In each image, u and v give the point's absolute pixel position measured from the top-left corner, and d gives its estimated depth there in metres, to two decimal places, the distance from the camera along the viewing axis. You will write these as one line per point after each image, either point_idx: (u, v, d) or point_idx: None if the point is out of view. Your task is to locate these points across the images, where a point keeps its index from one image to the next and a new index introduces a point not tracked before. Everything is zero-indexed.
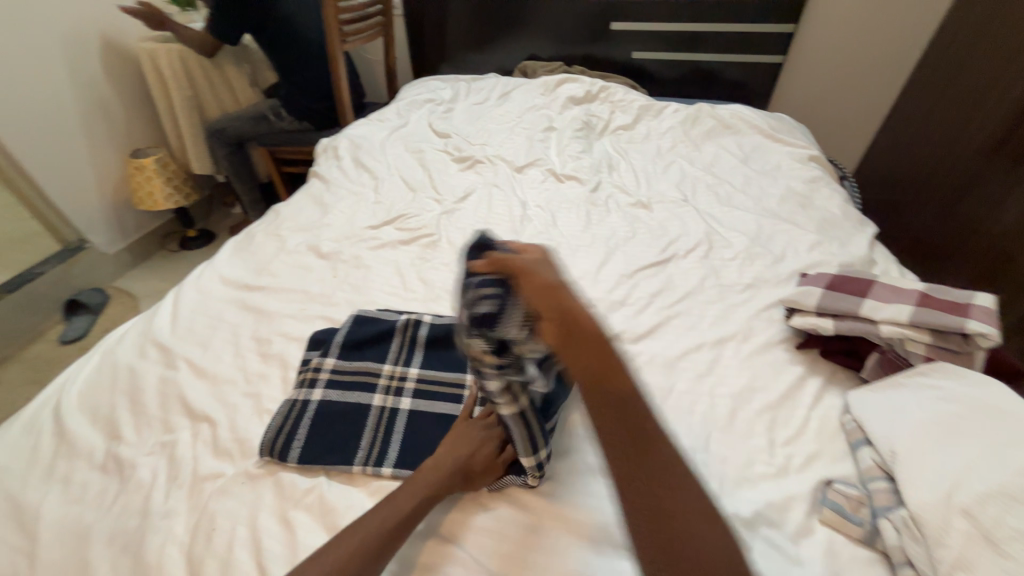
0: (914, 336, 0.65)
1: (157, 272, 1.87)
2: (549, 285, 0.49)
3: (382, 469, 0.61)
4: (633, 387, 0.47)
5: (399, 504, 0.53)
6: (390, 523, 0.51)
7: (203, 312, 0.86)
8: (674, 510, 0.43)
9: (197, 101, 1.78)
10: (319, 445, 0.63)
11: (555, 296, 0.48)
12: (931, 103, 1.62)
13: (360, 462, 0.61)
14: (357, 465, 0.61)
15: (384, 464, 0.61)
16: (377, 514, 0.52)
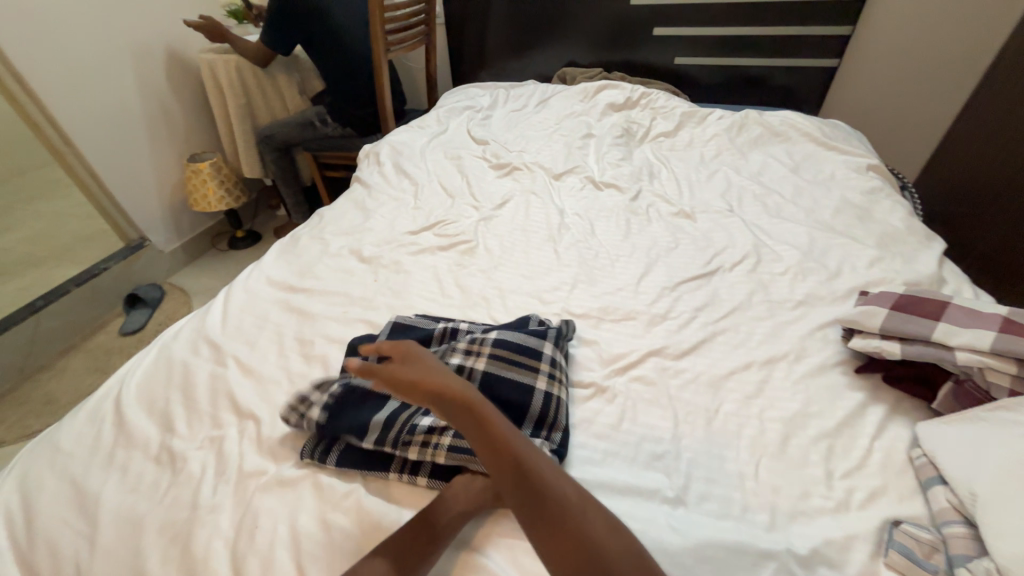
0: (997, 365, 0.59)
1: (208, 270, 1.98)
2: (410, 375, 0.59)
3: (418, 478, 0.60)
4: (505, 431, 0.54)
5: (432, 519, 0.54)
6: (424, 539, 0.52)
7: (252, 312, 0.89)
8: (576, 520, 0.48)
9: (250, 108, 1.87)
10: (358, 450, 0.63)
11: (417, 384, 0.58)
12: (1005, 109, 1.50)
13: (397, 469, 0.61)
14: (394, 471, 0.61)
15: (420, 472, 0.61)
16: (411, 529, 0.53)
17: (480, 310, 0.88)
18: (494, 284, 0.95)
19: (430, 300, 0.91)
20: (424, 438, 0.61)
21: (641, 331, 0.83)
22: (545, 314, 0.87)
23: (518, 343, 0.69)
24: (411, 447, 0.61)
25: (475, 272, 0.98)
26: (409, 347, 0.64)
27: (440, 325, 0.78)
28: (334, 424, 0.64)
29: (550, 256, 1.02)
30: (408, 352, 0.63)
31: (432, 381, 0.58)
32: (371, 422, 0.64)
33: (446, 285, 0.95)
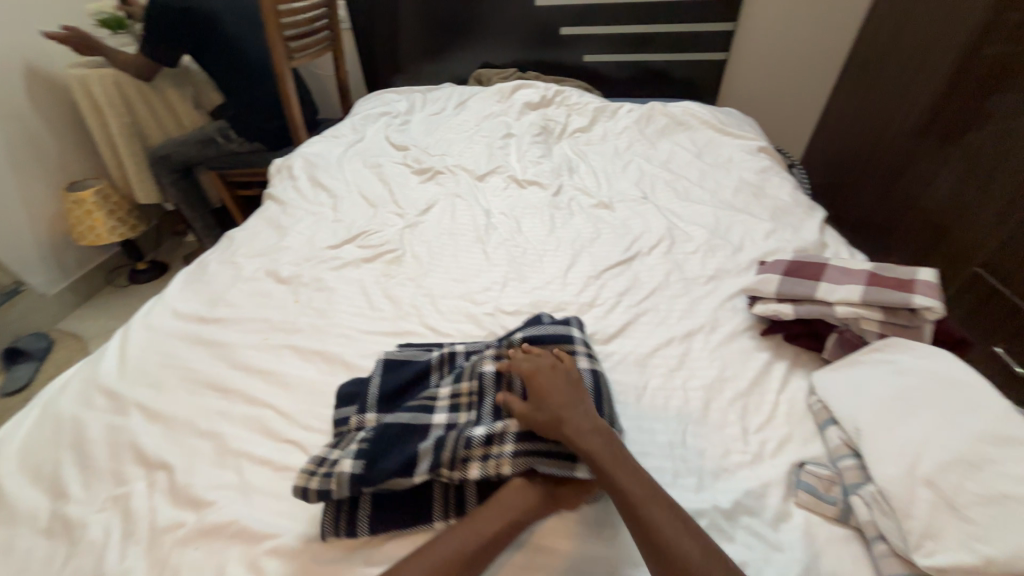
0: (867, 314, 0.68)
1: (106, 310, 1.76)
2: (547, 418, 0.56)
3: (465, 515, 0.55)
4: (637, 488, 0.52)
5: (478, 528, 0.52)
6: (471, 547, 0.50)
7: (155, 350, 0.80)
8: None
9: (137, 127, 1.70)
10: (389, 507, 0.56)
11: (553, 426, 0.55)
12: (864, 91, 1.74)
13: (442, 515, 0.55)
14: (439, 518, 0.55)
15: (466, 508, 0.55)
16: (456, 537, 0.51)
17: (412, 319, 0.86)
18: (425, 290, 0.93)
19: (358, 316, 0.88)
20: (483, 448, 0.56)
21: (572, 320, 0.85)
22: (479, 315, 0.87)
23: (541, 338, 0.68)
24: (473, 463, 0.55)
25: (404, 282, 0.96)
26: (545, 378, 0.60)
27: (436, 353, 0.73)
28: (374, 471, 0.54)
29: (479, 257, 1.03)
30: (543, 386, 0.59)
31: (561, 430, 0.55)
32: (419, 450, 0.56)
33: (374, 298, 0.91)
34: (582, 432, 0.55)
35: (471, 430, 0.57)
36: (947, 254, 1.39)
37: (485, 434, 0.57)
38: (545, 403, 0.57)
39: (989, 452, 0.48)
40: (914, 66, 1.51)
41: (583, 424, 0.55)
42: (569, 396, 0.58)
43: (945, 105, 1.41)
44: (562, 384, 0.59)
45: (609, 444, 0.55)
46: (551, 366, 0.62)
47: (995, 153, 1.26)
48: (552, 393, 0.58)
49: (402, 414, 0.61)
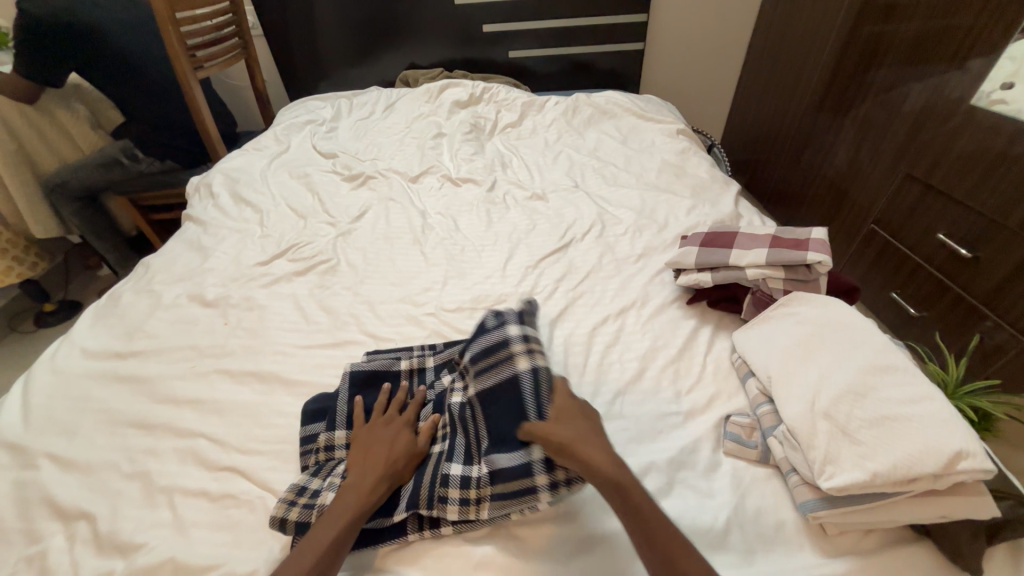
0: (772, 273, 0.75)
1: (9, 359, 1.57)
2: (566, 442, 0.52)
3: (442, 529, 0.54)
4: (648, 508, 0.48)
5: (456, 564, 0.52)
6: (383, 475, 0.56)
7: (65, 394, 0.74)
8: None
9: (25, 154, 1.53)
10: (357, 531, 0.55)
11: (572, 449, 0.52)
12: (766, 73, 1.89)
13: (416, 529, 0.54)
14: (413, 531, 0.54)
15: (441, 523, 0.55)
16: (369, 474, 0.56)
17: (350, 328, 0.85)
18: (363, 298, 0.91)
19: (293, 331, 0.85)
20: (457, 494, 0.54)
21: (513, 311, 0.87)
22: (420, 316, 0.86)
23: (486, 345, 0.64)
24: (450, 505, 0.53)
25: (340, 291, 0.94)
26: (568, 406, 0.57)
27: (406, 363, 0.72)
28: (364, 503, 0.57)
29: (418, 259, 1.02)
30: (564, 409, 0.56)
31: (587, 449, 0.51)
32: (399, 492, 0.57)
33: (309, 311, 0.89)
34: (608, 464, 0.51)
35: (447, 468, 0.56)
36: (847, 215, 1.54)
37: (460, 478, 0.55)
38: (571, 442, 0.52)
39: (870, 381, 0.55)
40: (804, 46, 1.66)
41: (609, 460, 0.51)
42: (589, 423, 0.55)
43: (834, 81, 1.57)
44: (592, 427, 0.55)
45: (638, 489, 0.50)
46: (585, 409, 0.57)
47: (879, 123, 1.41)
48: (573, 423, 0.55)
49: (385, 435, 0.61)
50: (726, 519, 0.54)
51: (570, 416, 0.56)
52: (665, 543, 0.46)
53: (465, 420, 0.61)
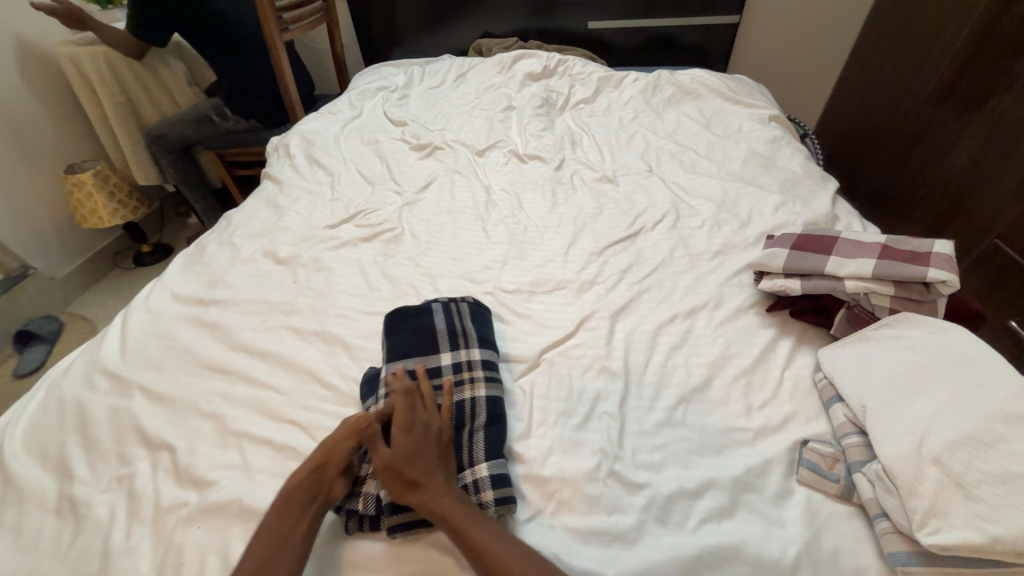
0: (878, 289, 0.65)
1: (113, 292, 1.77)
2: (395, 464, 0.54)
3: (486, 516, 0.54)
4: (469, 523, 0.50)
5: None
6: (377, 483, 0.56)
7: (155, 332, 0.80)
8: None
9: (132, 108, 1.67)
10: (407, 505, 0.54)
11: (399, 471, 0.53)
12: (882, 56, 1.65)
13: None
14: None
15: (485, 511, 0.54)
16: (401, 458, 0.54)
17: (409, 299, 0.85)
18: (423, 270, 0.92)
19: (356, 296, 0.87)
20: (491, 494, 0.54)
21: (572, 299, 0.83)
22: (478, 294, 0.85)
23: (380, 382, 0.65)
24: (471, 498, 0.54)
25: (402, 261, 0.95)
26: (409, 425, 0.57)
27: (439, 353, 0.68)
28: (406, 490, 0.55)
29: (479, 235, 1.00)
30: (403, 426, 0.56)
31: (417, 475, 0.53)
32: None
33: (372, 278, 0.90)
34: (440, 500, 0.51)
35: (478, 472, 0.56)
36: (961, 227, 1.35)
37: (492, 477, 0.55)
38: (403, 461, 0.54)
39: (1000, 431, 0.47)
40: (938, 24, 1.43)
41: (442, 496, 0.52)
42: (429, 441, 0.56)
43: (968, 68, 1.34)
44: (427, 442, 0.56)
45: (462, 502, 0.52)
46: (422, 416, 0.58)
47: (1017, 122, 1.19)
48: (404, 439, 0.56)
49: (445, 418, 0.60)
50: (797, 555, 0.49)
51: (405, 431, 0.56)
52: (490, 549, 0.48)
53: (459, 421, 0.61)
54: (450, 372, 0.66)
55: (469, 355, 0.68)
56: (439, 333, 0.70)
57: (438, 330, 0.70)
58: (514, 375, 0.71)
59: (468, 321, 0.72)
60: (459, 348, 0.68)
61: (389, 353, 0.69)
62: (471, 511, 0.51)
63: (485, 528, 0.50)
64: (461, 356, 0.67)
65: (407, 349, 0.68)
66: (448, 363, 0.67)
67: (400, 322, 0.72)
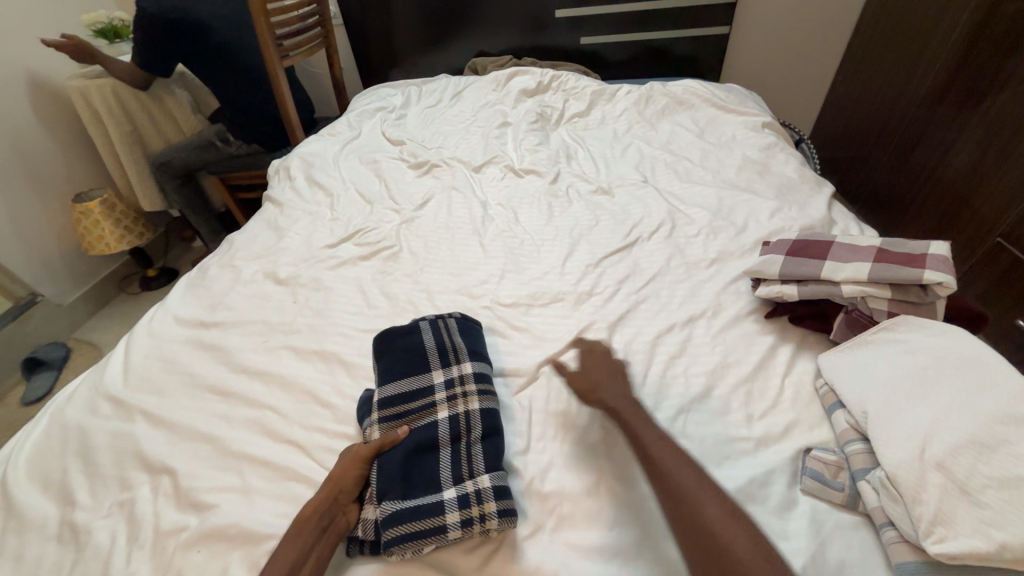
0: (875, 292, 0.65)
1: (119, 317, 1.79)
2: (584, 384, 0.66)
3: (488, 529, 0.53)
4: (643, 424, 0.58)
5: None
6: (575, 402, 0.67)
7: (158, 356, 0.81)
8: (677, 480, 0.50)
9: (139, 136, 1.72)
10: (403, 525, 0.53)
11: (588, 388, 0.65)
12: (874, 61, 1.67)
13: (457, 525, 0.53)
14: (455, 529, 0.52)
15: (486, 524, 0.53)
16: (587, 380, 0.66)
17: (408, 316, 0.86)
18: (421, 286, 0.92)
19: (355, 314, 0.88)
20: (495, 506, 0.54)
21: (570, 311, 0.83)
22: (476, 309, 0.86)
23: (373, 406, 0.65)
24: (473, 509, 0.53)
25: (400, 277, 0.95)
26: (600, 362, 0.68)
27: (431, 372, 0.67)
28: (398, 508, 0.54)
29: (476, 250, 1.01)
30: (597, 363, 0.68)
31: (598, 392, 0.64)
32: (425, 499, 0.55)
33: (371, 296, 0.91)
34: (615, 399, 0.62)
35: (478, 484, 0.56)
36: (963, 227, 1.34)
37: (495, 488, 0.55)
38: (589, 382, 0.66)
39: (1003, 433, 0.46)
40: (928, 28, 1.45)
41: (617, 397, 0.62)
42: (608, 374, 0.66)
43: (961, 68, 1.35)
44: (610, 375, 0.66)
45: (633, 411, 0.60)
46: (611, 361, 0.69)
47: (1015, 118, 1.19)
48: (604, 369, 0.67)
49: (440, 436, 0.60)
50: (802, 567, 0.48)
51: (598, 366, 0.68)
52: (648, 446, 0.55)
53: (456, 437, 0.60)
54: (443, 389, 0.65)
55: (461, 370, 0.67)
56: (429, 350, 0.69)
57: (428, 347, 0.69)
58: (513, 390, 0.71)
59: (456, 335, 0.72)
60: (450, 364, 0.68)
61: (380, 374, 0.68)
62: (643, 420, 0.58)
63: (657, 432, 0.57)
64: (453, 372, 0.67)
65: (397, 368, 0.68)
66: (439, 380, 0.66)
67: (389, 341, 0.71)
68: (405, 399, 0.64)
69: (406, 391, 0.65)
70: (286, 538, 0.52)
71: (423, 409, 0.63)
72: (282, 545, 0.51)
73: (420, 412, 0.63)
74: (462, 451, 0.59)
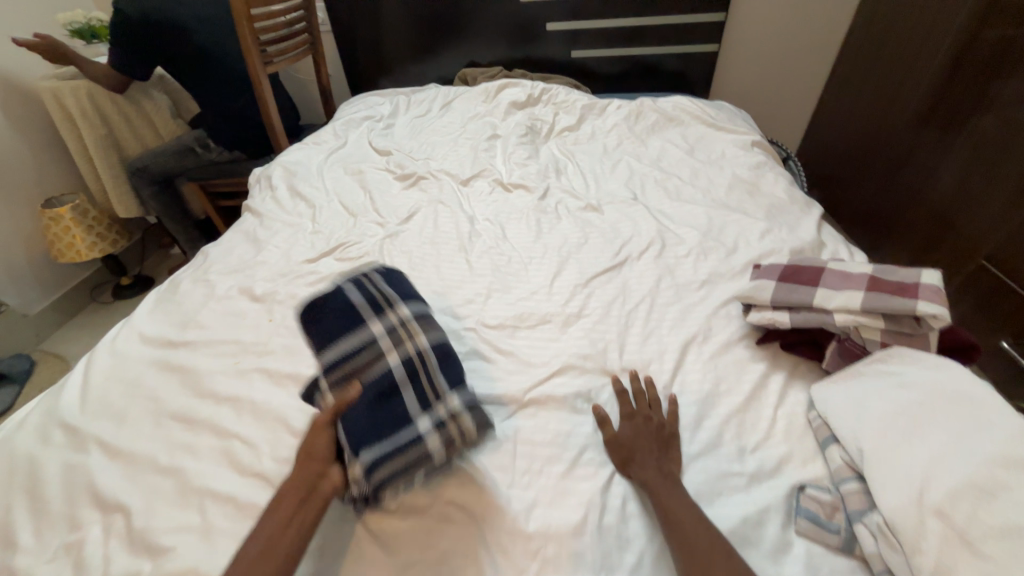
0: (868, 322, 0.63)
1: (88, 328, 1.71)
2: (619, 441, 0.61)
3: (471, 439, 0.59)
4: (679, 498, 0.54)
5: None
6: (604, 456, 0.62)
7: (119, 378, 0.76)
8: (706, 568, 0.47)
9: (114, 139, 1.66)
10: (389, 465, 0.55)
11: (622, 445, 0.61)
12: (859, 81, 1.70)
13: (443, 447, 0.57)
14: (439, 449, 0.57)
15: (467, 435, 0.59)
16: (625, 436, 0.62)
17: None
18: None
19: None
20: (471, 419, 0.60)
21: (557, 333, 0.81)
22: (460, 330, 0.82)
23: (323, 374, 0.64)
24: (452, 426, 0.59)
25: None
26: (640, 417, 0.64)
27: (368, 324, 0.67)
28: (379, 451, 0.55)
29: (462, 267, 0.98)
30: (634, 418, 0.64)
31: (633, 451, 0.60)
32: (403, 434, 0.58)
33: None
34: (648, 465, 0.58)
35: (449, 404, 0.60)
36: (950, 249, 1.35)
37: (465, 402, 0.61)
38: (628, 437, 0.61)
39: (1002, 476, 0.45)
40: (913, 51, 1.47)
41: (650, 461, 0.58)
42: (645, 431, 0.62)
43: (946, 91, 1.37)
44: (649, 432, 0.62)
45: (667, 481, 0.56)
46: (652, 416, 0.64)
47: (1001, 143, 1.21)
48: (642, 425, 0.63)
49: (397, 378, 0.62)
50: None
51: (638, 421, 0.63)
52: (677, 525, 0.51)
53: (414, 372, 0.63)
54: (385, 336, 0.65)
55: (397, 315, 0.68)
56: (359, 304, 0.68)
57: (357, 303, 0.68)
58: (498, 419, 0.67)
59: (382, 285, 0.72)
60: (385, 313, 0.68)
61: (318, 341, 0.66)
62: (677, 493, 0.54)
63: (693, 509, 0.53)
64: (390, 318, 0.67)
65: (334, 332, 0.66)
66: (379, 330, 0.66)
67: (317, 307, 0.69)
68: (350, 357, 0.64)
69: (353, 347, 0.65)
70: (265, 516, 0.52)
71: (371, 363, 0.63)
72: (262, 523, 0.51)
73: (370, 368, 0.63)
74: (423, 383, 0.62)
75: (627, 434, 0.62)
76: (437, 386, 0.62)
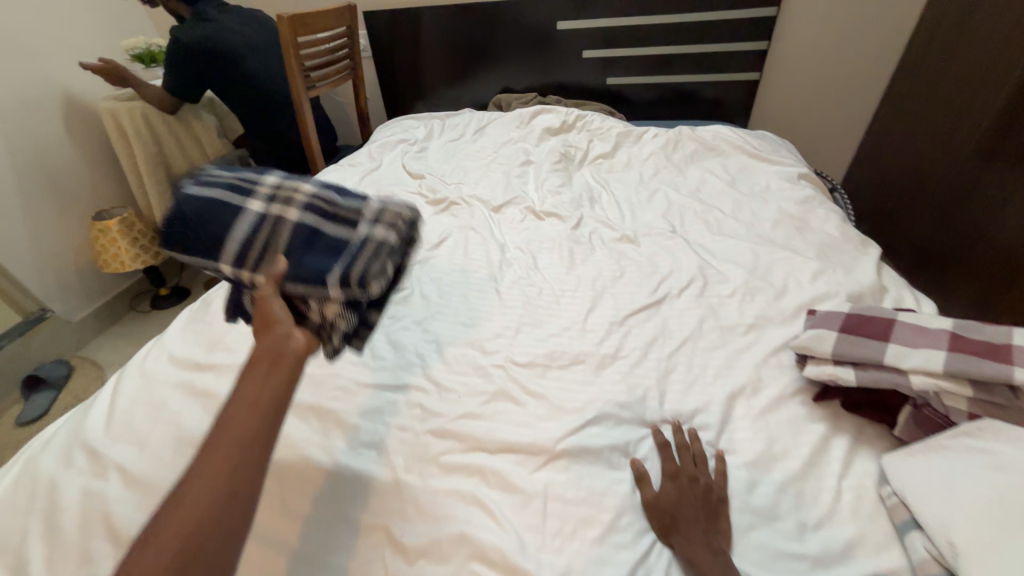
0: (953, 389, 0.56)
1: (125, 336, 1.76)
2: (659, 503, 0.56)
3: (405, 223, 0.70)
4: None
5: None
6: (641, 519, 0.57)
7: (145, 400, 0.76)
8: None
9: (163, 156, 1.73)
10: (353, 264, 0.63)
11: (663, 508, 0.56)
12: (916, 111, 1.61)
13: (391, 235, 0.68)
14: (386, 237, 0.67)
15: (400, 222, 0.69)
16: (666, 497, 0.57)
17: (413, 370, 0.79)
18: (431, 336, 0.86)
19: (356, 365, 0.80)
20: (395, 213, 0.69)
21: (592, 376, 0.76)
22: (488, 367, 0.78)
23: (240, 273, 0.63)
24: (387, 220, 0.68)
25: (409, 325, 0.89)
26: (684, 477, 0.58)
27: (243, 209, 0.66)
28: (337, 266, 0.62)
29: (491, 297, 0.95)
30: (678, 477, 0.58)
31: (676, 518, 0.54)
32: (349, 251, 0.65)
33: (377, 344, 0.84)
34: (691, 537, 0.52)
35: (370, 208, 0.69)
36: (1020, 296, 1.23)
37: (381, 205, 0.70)
38: (671, 500, 0.56)
39: None
40: (975, 82, 1.38)
41: (694, 533, 0.53)
42: (691, 495, 0.56)
43: (1012, 124, 1.27)
44: (695, 496, 0.56)
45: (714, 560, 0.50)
46: (697, 475, 0.59)
47: None
48: (686, 486, 0.57)
49: (309, 223, 0.65)
50: None
51: (682, 481, 0.58)
52: None
53: (322, 212, 0.67)
54: (269, 208, 0.66)
55: (264, 188, 0.68)
56: (220, 198, 0.66)
57: (219, 199, 0.66)
58: (526, 471, 0.62)
59: (226, 180, 0.69)
60: (250, 194, 0.67)
61: (205, 249, 0.64)
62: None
63: None
64: (261, 194, 0.67)
65: (217, 236, 0.64)
66: (256, 206, 0.66)
67: (180, 224, 0.65)
68: (247, 245, 0.64)
69: (253, 224, 0.65)
70: (239, 382, 0.45)
71: (273, 236, 0.64)
72: (237, 389, 0.44)
73: (276, 242, 0.64)
74: (337, 217, 0.67)
75: (670, 498, 0.56)
76: (350, 212, 0.68)
